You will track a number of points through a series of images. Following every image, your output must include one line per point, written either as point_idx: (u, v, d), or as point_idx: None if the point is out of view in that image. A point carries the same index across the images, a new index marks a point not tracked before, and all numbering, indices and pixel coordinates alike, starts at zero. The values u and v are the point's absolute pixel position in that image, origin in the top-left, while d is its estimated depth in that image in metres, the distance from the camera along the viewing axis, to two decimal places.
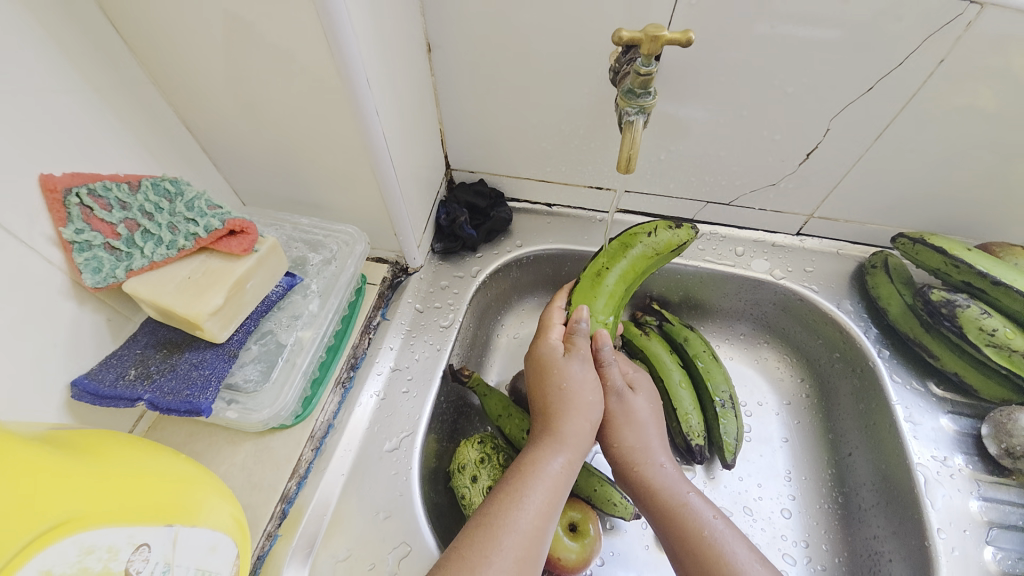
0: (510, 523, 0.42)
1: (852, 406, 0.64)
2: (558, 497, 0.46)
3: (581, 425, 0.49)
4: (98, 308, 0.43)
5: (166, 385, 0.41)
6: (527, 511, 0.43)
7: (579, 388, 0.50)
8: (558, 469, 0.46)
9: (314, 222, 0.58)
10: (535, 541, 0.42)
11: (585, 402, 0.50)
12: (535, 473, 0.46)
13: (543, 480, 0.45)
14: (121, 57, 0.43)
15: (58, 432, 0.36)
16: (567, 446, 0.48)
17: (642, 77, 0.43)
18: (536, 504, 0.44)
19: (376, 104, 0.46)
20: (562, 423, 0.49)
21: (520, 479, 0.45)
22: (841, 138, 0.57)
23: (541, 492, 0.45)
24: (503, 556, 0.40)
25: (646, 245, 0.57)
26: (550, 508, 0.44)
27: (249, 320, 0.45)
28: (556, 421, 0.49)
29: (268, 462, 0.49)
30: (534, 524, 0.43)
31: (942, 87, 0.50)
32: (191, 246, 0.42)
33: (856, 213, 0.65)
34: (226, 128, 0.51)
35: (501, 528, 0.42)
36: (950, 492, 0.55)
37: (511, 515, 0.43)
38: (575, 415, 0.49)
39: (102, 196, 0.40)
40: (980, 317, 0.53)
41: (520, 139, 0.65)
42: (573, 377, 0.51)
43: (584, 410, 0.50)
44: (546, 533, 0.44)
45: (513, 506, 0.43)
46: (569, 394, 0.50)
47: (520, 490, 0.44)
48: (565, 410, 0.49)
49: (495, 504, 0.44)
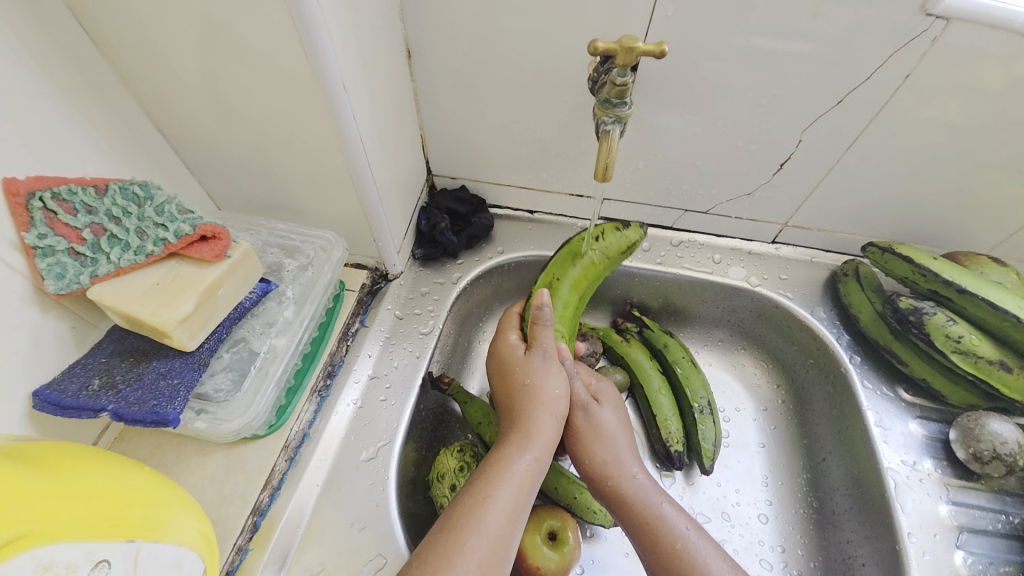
0: (476, 525, 0.42)
1: (826, 411, 0.65)
2: (526, 497, 0.45)
3: (548, 422, 0.49)
4: (60, 315, 0.41)
5: (132, 396, 0.39)
6: (494, 512, 0.43)
7: (544, 383, 0.50)
8: (526, 468, 0.46)
9: (291, 228, 0.57)
10: (502, 543, 0.42)
11: (548, 397, 0.50)
12: (502, 472, 0.45)
13: (511, 479, 0.45)
14: (91, 58, 0.42)
15: (12, 442, 0.34)
16: (535, 445, 0.48)
17: (618, 87, 0.44)
18: (503, 504, 0.43)
19: (354, 109, 0.46)
20: (529, 421, 0.49)
21: (487, 479, 0.45)
22: (813, 150, 0.58)
23: (508, 492, 0.44)
24: (470, 560, 0.40)
25: (597, 252, 0.58)
26: (517, 509, 0.44)
27: (220, 327, 0.44)
28: (524, 420, 0.49)
29: (240, 475, 0.48)
30: (501, 525, 0.42)
31: (907, 101, 0.52)
32: (160, 252, 0.41)
33: (828, 222, 0.67)
34: (200, 132, 0.50)
35: (469, 531, 0.41)
36: (920, 496, 0.56)
37: (477, 517, 0.42)
38: (541, 412, 0.49)
39: (68, 200, 0.39)
40: (946, 325, 0.55)
41: (502, 146, 0.66)
42: (540, 375, 0.50)
43: (550, 405, 0.50)
44: (514, 534, 0.43)
45: (480, 507, 0.43)
46: (535, 392, 0.50)
47: (487, 493, 0.44)
48: (531, 409, 0.49)
49: (461, 505, 0.43)
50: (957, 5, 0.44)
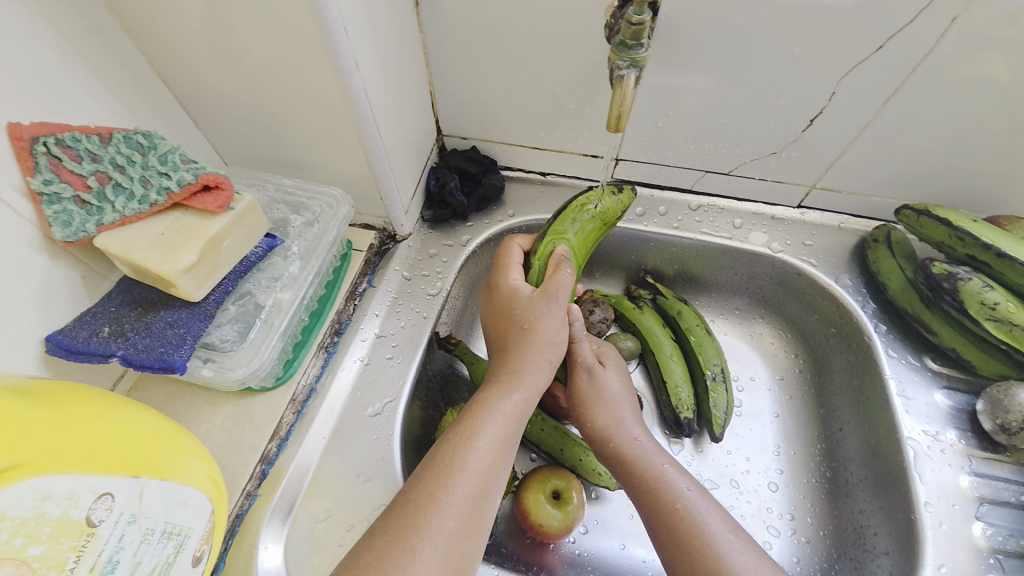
0: (462, 459, 0.42)
1: (845, 381, 0.63)
2: (513, 434, 0.46)
3: (540, 365, 0.49)
4: (71, 263, 0.42)
5: (140, 342, 0.40)
6: (480, 449, 0.43)
7: (543, 327, 0.50)
8: (514, 407, 0.47)
9: (297, 183, 0.56)
10: (489, 478, 0.43)
11: (546, 336, 0.50)
12: (491, 413, 0.46)
13: (496, 418, 0.45)
14: (89, 2, 0.41)
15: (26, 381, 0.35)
16: (524, 384, 0.48)
17: (633, 27, 0.41)
18: (490, 441, 0.44)
19: (356, 58, 0.44)
20: (519, 362, 0.49)
21: (474, 418, 0.45)
22: (847, 105, 0.54)
23: (494, 430, 0.45)
24: (455, 494, 0.41)
25: (613, 203, 0.58)
26: (504, 447, 0.45)
27: (226, 279, 0.44)
28: (515, 363, 0.49)
29: (248, 425, 0.49)
30: (486, 460, 0.43)
31: (959, 49, 0.47)
32: (163, 201, 0.41)
33: (860, 185, 0.63)
34: (203, 82, 0.49)
35: (458, 467, 0.42)
36: (941, 467, 0.54)
37: (464, 452, 0.43)
38: (534, 353, 0.49)
39: (71, 146, 0.39)
40: (982, 291, 0.51)
41: (513, 103, 0.63)
42: (541, 313, 0.50)
43: (546, 350, 0.50)
44: (500, 472, 0.44)
45: (466, 445, 0.43)
46: (533, 335, 0.50)
47: (477, 431, 0.44)
48: (526, 350, 0.50)
49: (449, 442, 0.44)
50: None
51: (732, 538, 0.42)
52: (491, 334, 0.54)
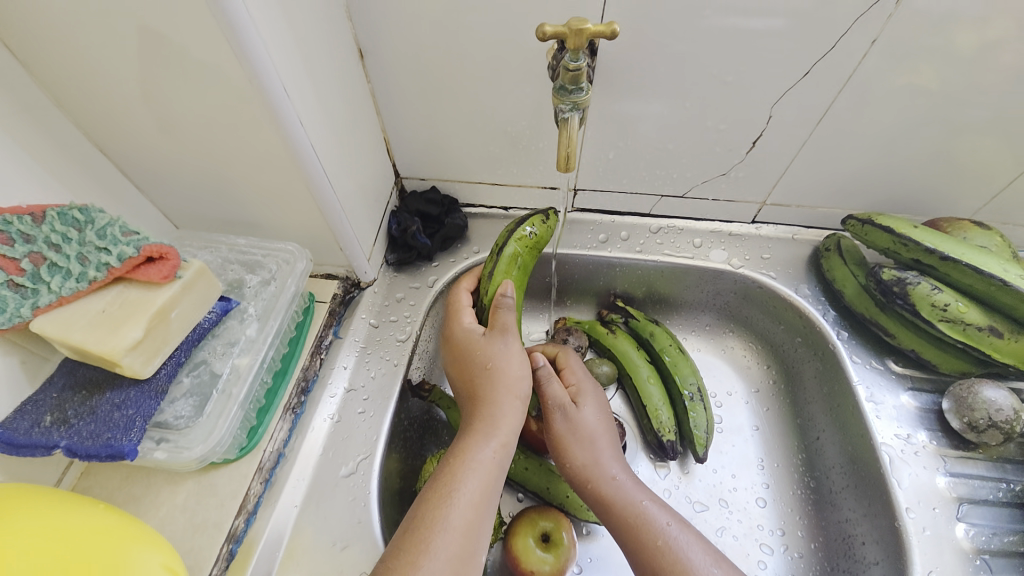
0: (443, 519, 0.41)
1: (817, 388, 0.64)
2: (495, 483, 0.45)
3: (511, 404, 0.48)
4: (9, 350, 0.39)
5: (85, 430, 0.38)
6: (461, 505, 0.42)
7: (505, 364, 0.50)
8: (492, 455, 0.46)
9: (252, 243, 0.54)
10: (473, 535, 0.42)
11: (515, 376, 0.49)
12: (467, 463, 0.44)
13: (475, 469, 0.44)
14: (18, 79, 0.40)
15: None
16: (501, 429, 0.47)
17: (571, 72, 0.42)
18: (472, 496, 0.43)
19: (299, 114, 0.44)
20: (493, 404, 0.48)
21: (451, 471, 0.44)
22: (784, 125, 0.57)
23: (474, 482, 0.44)
24: (438, 558, 0.39)
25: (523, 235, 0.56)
26: (486, 498, 0.44)
27: (178, 351, 0.42)
28: (486, 406, 0.48)
29: (211, 502, 0.46)
30: (468, 516, 0.42)
31: (876, 68, 0.50)
32: (103, 277, 0.39)
33: (807, 197, 0.66)
34: (145, 149, 0.48)
35: (439, 528, 0.41)
36: (917, 470, 0.55)
37: (443, 512, 0.42)
38: (508, 394, 0.49)
39: (2, 229, 0.37)
40: (931, 293, 0.54)
41: (468, 143, 0.64)
42: (500, 352, 0.50)
43: (513, 387, 0.49)
44: (484, 524, 0.43)
45: (447, 503, 0.42)
46: (497, 374, 0.49)
47: (457, 486, 0.43)
48: (498, 393, 0.49)
49: (427, 500, 0.43)
50: None
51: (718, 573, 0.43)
52: (455, 376, 0.53)
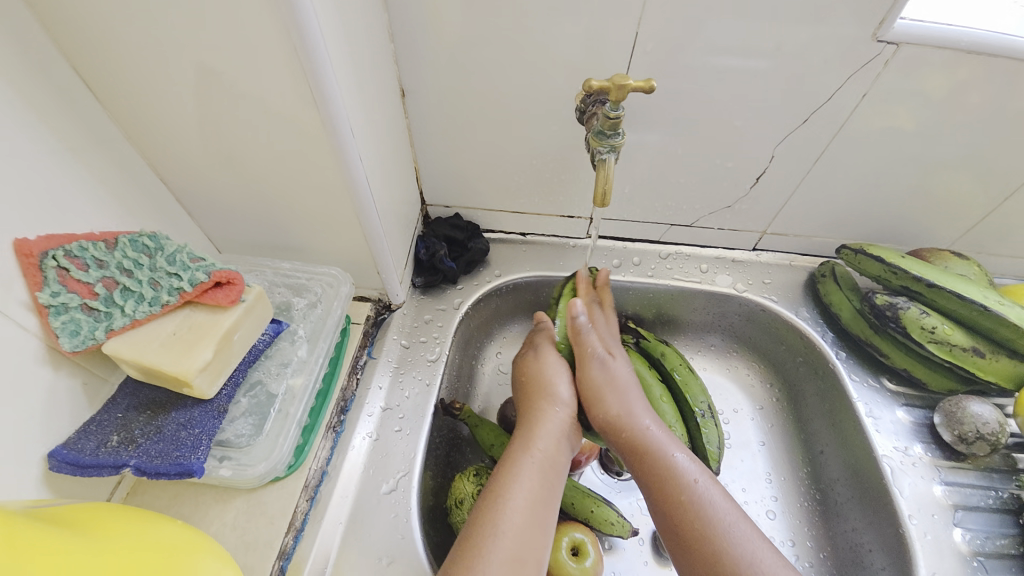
0: (497, 524, 0.44)
1: (817, 406, 0.69)
2: (543, 492, 0.48)
3: (551, 415, 0.54)
4: (73, 372, 0.41)
5: (153, 449, 0.39)
6: (513, 510, 0.45)
7: (542, 374, 0.58)
8: (536, 463, 0.49)
9: (296, 266, 0.58)
10: (526, 540, 0.44)
11: (555, 392, 0.56)
12: (516, 471, 0.48)
13: (523, 476, 0.48)
14: (94, 114, 0.43)
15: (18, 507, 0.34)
16: (544, 437, 0.52)
17: (610, 120, 0.47)
18: (523, 504, 0.46)
19: (360, 152, 0.47)
20: (536, 418, 0.54)
21: (501, 479, 0.48)
22: (785, 164, 0.63)
23: (524, 489, 0.47)
24: (493, 561, 0.42)
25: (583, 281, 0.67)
26: (534, 506, 0.46)
27: (237, 371, 0.44)
28: (532, 419, 0.54)
29: (262, 519, 0.47)
30: (520, 522, 0.45)
31: (868, 115, 0.57)
32: (175, 301, 0.41)
33: (803, 228, 0.72)
34: (202, 178, 0.50)
35: (493, 531, 0.44)
36: (916, 479, 0.60)
37: (497, 517, 0.45)
38: (549, 408, 0.54)
39: (79, 255, 0.39)
40: (920, 317, 0.60)
41: (493, 173, 0.68)
42: (541, 367, 0.58)
43: (551, 397, 0.55)
44: (537, 532, 0.45)
45: (498, 508, 0.45)
46: (538, 387, 0.56)
47: (506, 493, 0.46)
48: (540, 408, 0.54)
49: (481, 509, 0.46)
50: (906, 31, 0.49)
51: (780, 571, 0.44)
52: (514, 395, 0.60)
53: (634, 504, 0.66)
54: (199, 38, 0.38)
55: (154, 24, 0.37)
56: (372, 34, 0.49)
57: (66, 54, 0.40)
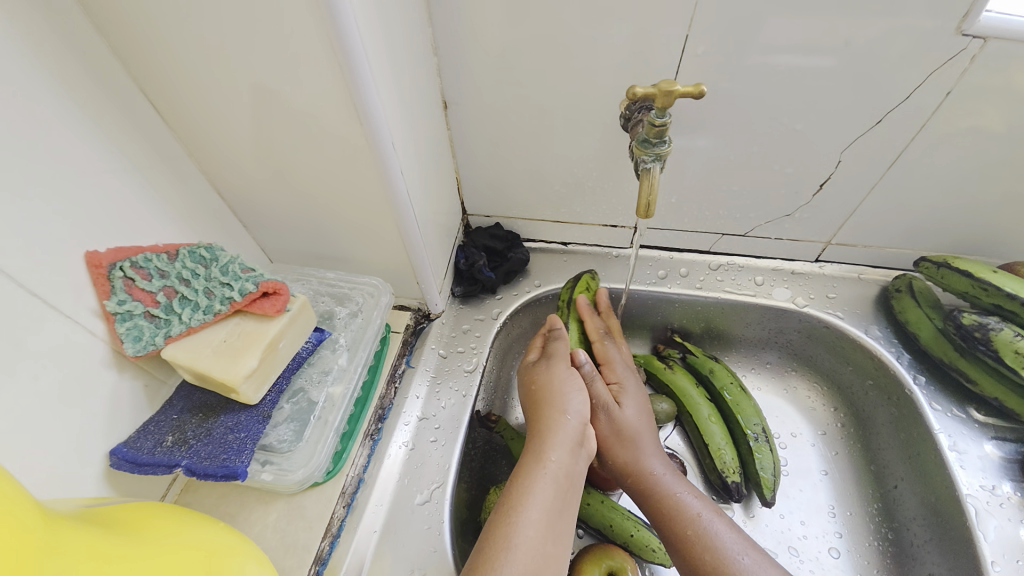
0: (511, 538, 0.43)
1: (891, 435, 0.62)
2: (557, 506, 0.46)
3: (563, 423, 0.52)
4: (136, 375, 0.44)
5: (203, 450, 0.41)
6: (527, 525, 0.44)
7: (552, 382, 0.55)
8: (550, 476, 0.47)
9: (339, 275, 0.59)
10: (541, 557, 0.43)
11: (569, 401, 0.53)
12: (529, 484, 0.47)
13: (538, 490, 0.46)
14: (161, 134, 0.46)
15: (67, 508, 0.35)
16: (557, 448, 0.49)
17: (656, 128, 0.45)
18: (538, 519, 0.45)
19: (401, 164, 0.48)
20: (550, 427, 0.51)
21: (514, 492, 0.46)
22: (852, 169, 0.58)
23: (538, 503, 0.45)
24: None
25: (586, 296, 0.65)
26: (549, 522, 0.45)
27: (281, 378, 0.46)
28: (543, 427, 0.52)
29: (301, 524, 0.48)
30: (534, 538, 0.43)
31: (952, 114, 0.51)
32: (226, 310, 0.43)
33: (874, 239, 0.65)
34: (256, 192, 0.53)
35: (505, 546, 0.42)
36: (1002, 522, 0.52)
37: (510, 531, 0.43)
38: (563, 416, 0.52)
39: (143, 266, 0.42)
40: (1015, 339, 0.52)
41: (534, 183, 0.67)
42: (554, 378, 0.56)
43: (561, 403, 0.53)
44: (552, 549, 0.44)
45: (511, 523, 0.44)
46: (546, 394, 0.54)
47: (520, 507, 0.45)
48: (551, 416, 0.52)
49: (495, 523, 0.45)
50: (996, 24, 0.44)
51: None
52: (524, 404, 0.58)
53: None
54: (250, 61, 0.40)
55: (211, 50, 0.40)
56: (415, 49, 0.50)
57: (138, 81, 0.43)
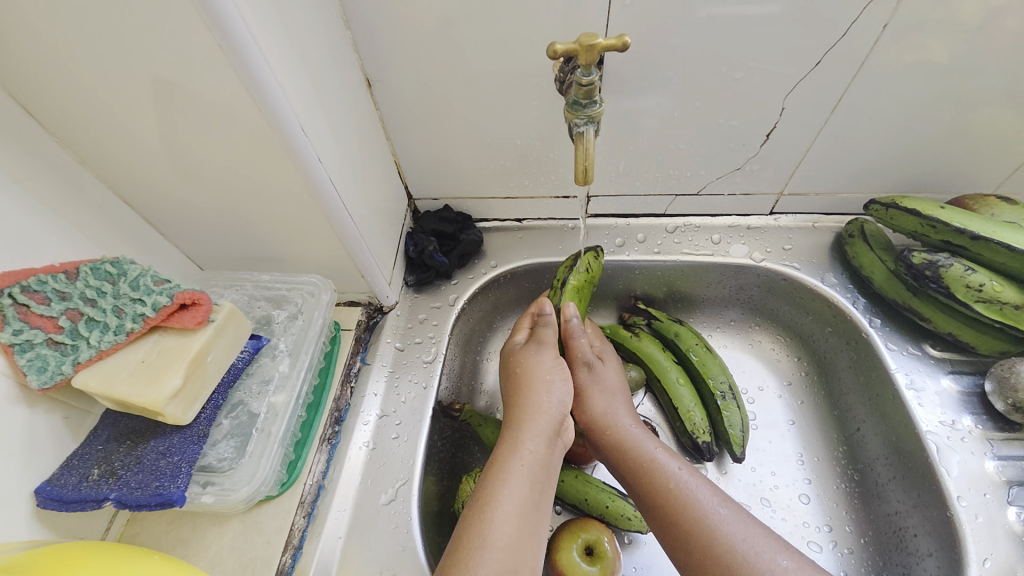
0: (485, 536, 0.41)
1: (852, 379, 0.63)
2: (534, 497, 0.45)
3: (541, 410, 0.50)
4: (51, 408, 0.40)
5: (134, 480, 0.39)
6: (501, 519, 0.42)
7: (534, 368, 0.53)
8: (526, 466, 0.46)
9: (275, 277, 0.56)
10: (517, 552, 0.41)
11: (551, 385, 0.52)
12: (504, 476, 0.45)
13: (513, 482, 0.44)
14: (42, 142, 0.41)
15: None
16: (534, 437, 0.48)
17: (584, 87, 0.43)
18: (513, 512, 0.43)
19: (317, 151, 0.44)
20: (527, 414, 0.49)
21: (488, 486, 0.44)
22: (797, 115, 0.56)
23: (513, 496, 0.43)
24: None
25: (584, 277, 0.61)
26: (524, 514, 0.43)
27: (215, 393, 0.43)
28: (519, 415, 0.50)
29: (259, 539, 0.46)
30: (510, 533, 0.42)
31: (890, 48, 0.49)
32: (140, 327, 0.40)
33: (825, 185, 0.65)
34: (167, 196, 0.48)
35: (478, 544, 0.40)
36: (965, 456, 0.53)
37: (483, 527, 0.41)
38: (543, 401, 0.50)
39: (38, 290, 0.38)
40: (965, 274, 0.52)
41: (477, 159, 0.64)
42: (537, 363, 0.53)
43: (541, 388, 0.51)
44: (528, 541, 0.42)
45: (484, 519, 0.42)
46: (524, 379, 0.53)
47: (493, 501, 0.43)
48: (528, 402, 0.50)
49: (468, 520, 0.43)
50: None
51: (786, 563, 0.41)
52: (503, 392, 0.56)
53: None
54: (123, 49, 0.35)
55: (73, 39, 0.35)
56: (320, 22, 0.46)
57: (1, 82, 0.38)
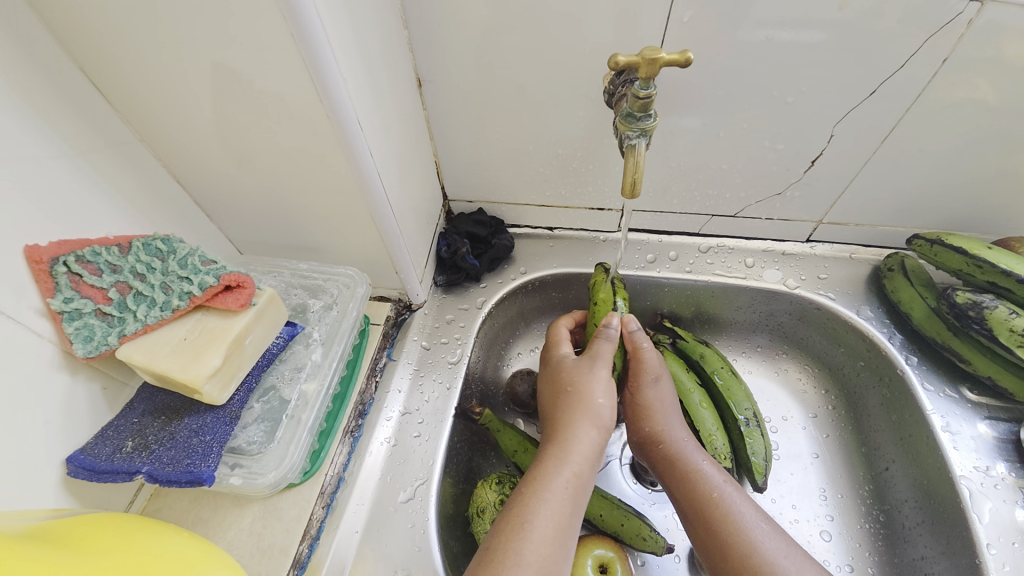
0: (518, 552, 0.40)
1: (883, 416, 0.62)
2: (567, 517, 0.44)
3: (586, 427, 0.49)
4: (92, 377, 0.41)
5: (166, 455, 0.39)
6: (536, 538, 0.41)
7: (587, 386, 0.51)
8: (566, 486, 0.45)
9: (312, 266, 0.56)
10: (547, 571, 0.40)
11: (595, 402, 0.50)
12: (539, 493, 0.44)
13: (551, 499, 0.44)
14: (107, 118, 0.43)
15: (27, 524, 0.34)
16: (575, 454, 0.47)
17: (641, 100, 0.43)
18: (544, 528, 0.42)
19: (369, 145, 0.45)
20: (569, 431, 0.48)
21: (527, 497, 0.44)
22: (844, 145, 0.56)
23: (549, 513, 0.43)
24: None
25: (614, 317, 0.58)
26: (559, 532, 0.42)
27: (249, 376, 0.44)
28: (561, 430, 0.49)
29: (277, 526, 0.47)
30: (542, 552, 0.41)
31: (946, 85, 0.48)
32: (185, 305, 0.41)
33: (866, 216, 0.64)
34: (214, 177, 0.49)
35: (514, 561, 0.40)
36: (997, 503, 0.52)
37: (519, 544, 0.41)
38: (581, 419, 0.49)
39: (91, 260, 0.39)
40: (1009, 318, 0.51)
41: (516, 166, 0.64)
42: (588, 379, 0.51)
43: (592, 411, 0.49)
44: (560, 561, 0.42)
45: (519, 534, 0.41)
46: (571, 393, 0.51)
47: (529, 517, 0.42)
48: (575, 420, 0.49)
49: (502, 531, 0.42)
50: None
51: None
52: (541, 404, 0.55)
53: (670, 517, 0.61)
54: (197, 34, 0.36)
55: (147, 18, 0.36)
56: (381, 21, 0.46)
57: (73, 56, 0.39)
